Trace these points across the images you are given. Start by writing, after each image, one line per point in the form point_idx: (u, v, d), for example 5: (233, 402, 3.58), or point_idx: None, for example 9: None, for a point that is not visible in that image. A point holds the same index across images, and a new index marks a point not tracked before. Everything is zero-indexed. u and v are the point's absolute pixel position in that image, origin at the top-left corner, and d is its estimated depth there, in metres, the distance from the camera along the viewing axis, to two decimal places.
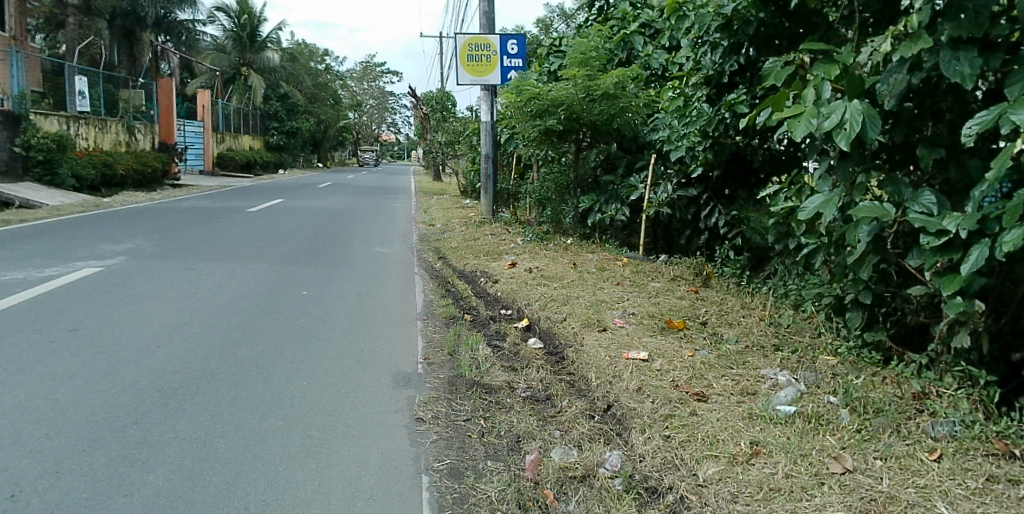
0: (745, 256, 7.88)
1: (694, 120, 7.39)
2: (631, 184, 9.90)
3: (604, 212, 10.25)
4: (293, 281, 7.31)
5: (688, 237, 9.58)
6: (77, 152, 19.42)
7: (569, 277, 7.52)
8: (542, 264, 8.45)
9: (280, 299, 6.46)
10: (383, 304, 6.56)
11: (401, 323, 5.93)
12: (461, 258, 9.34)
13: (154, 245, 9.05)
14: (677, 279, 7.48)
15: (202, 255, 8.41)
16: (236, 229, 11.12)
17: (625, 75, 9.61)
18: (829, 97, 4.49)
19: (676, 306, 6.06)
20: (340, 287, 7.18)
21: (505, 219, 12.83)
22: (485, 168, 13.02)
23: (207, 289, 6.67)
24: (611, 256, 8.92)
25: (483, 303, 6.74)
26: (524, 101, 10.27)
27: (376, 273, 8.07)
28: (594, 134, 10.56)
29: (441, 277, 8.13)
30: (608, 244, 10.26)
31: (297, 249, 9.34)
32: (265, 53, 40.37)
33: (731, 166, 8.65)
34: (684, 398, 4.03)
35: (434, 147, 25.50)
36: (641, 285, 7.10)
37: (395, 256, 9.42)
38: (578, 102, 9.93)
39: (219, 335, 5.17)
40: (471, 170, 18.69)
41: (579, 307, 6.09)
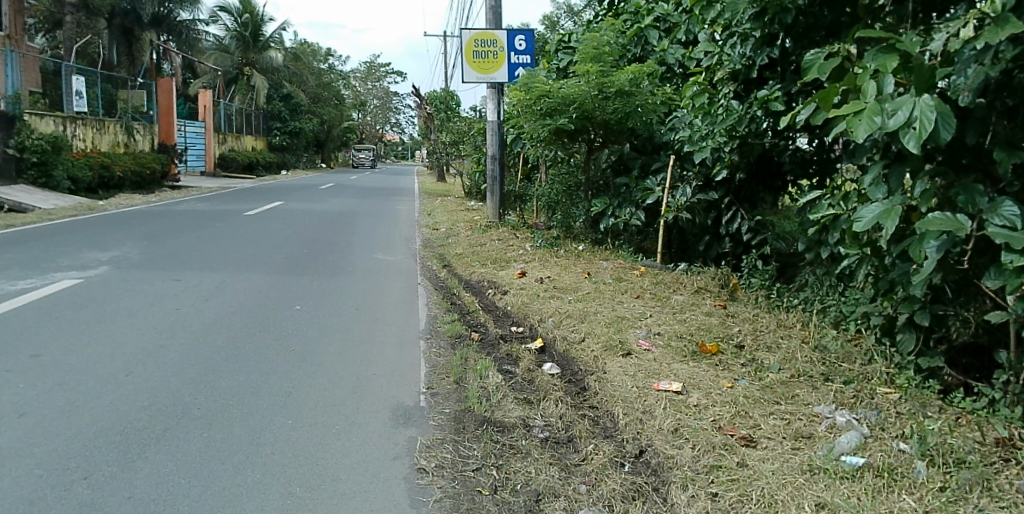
0: (772, 266, 7.28)
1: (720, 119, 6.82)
2: (646, 186, 9.31)
3: (618, 216, 9.66)
4: (286, 294, 6.77)
5: (707, 243, 8.98)
6: (73, 153, 18.91)
7: (585, 289, 6.94)
8: (554, 274, 7.87)
9: (272, 315, 5.93)
10: (382, 321, 6.02)
11: (402, 343, 5.37)
12: (468, 266, 8.78)
13: (141, 253, 8.50)
14: (701, 291, 6.91)
15: (190, 265, 7.88)
16: (231, 234, 10.58)
17: (640, 71, 9.04)
18: (891, 92, 3.90)
19: (706, 325, 5.49)
20: (337, 300, 6.64)
21: (512, 223, 12.25)
22: (491, 169, 12.43)
23: (192, 304, 6.15)
24: (627, 264, 8.36)
25: (492, 319, 6.18)
26: (533, 99, 9.69)
27: (376, 284, 7.53)
28: (607, 134, 9.99)
29: (445, 288, 7.56)
30: (623, 250, 9.68)
31: (292, 257, 8.79)
32: (268, 53, 39.90)
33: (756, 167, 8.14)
34: (729, 444, 3.50)
35: (438, 147, 24.98)
36: (664, 298, 6.53)
37: (397, 264, 8.87)
38: (591, 100, 9.36)
39: (199, 361, 4.63)
40: (476, 171, 18.13)
41: (598, 325, 5.51)
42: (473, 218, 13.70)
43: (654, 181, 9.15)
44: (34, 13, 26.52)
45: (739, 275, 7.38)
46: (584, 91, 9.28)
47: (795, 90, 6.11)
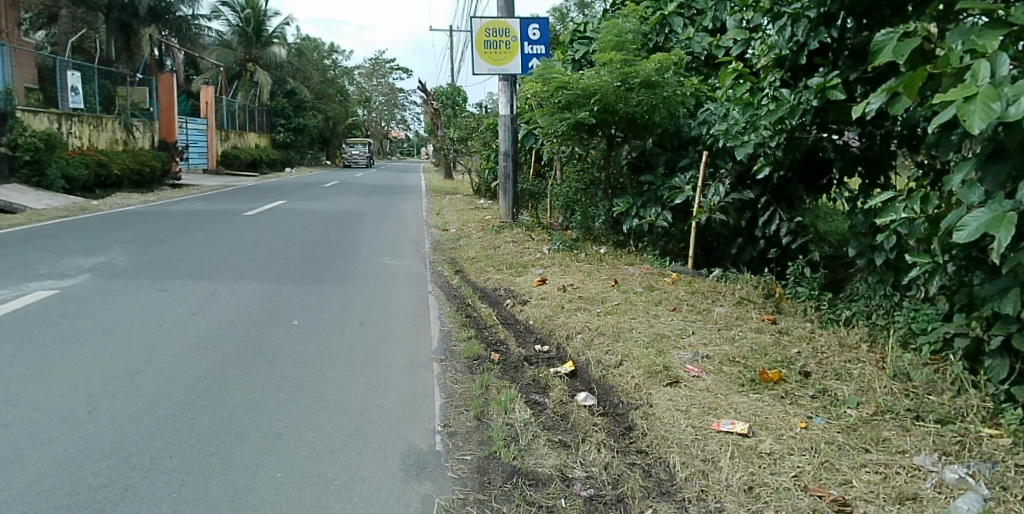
0: (820, 273, 6.60)
1: (764, 111, 6.13)
2: (674, 184, 8.63)
3: (642, 217, 8.98)
4: (284, 306, 6.12)
5: (740, 246, 8.31)
6: (69, 151, 18.30)
7: (614, 300, 6.27)
8: (578, 282, 7.20)
9: (266, 332, 5.28)
10: (390, 338, 5.36)
11: (414, 366, 4.71)
12: (482, 272, 8.10)
13: (128, 259, 7.86)
14: (744, 302, 6.23)
15: (181, 271, 7.24)
16: (227, 237, 9.94)
17: (667, 60, 8.34)
18: (1007, 75, 3.21)
19: (759, 346, 4.82)
20: (340, 313, 5.99)
21: (526, 223, 11.56)
22: (503, 167, 11.75)
23: (178, 319, 5.51)
24: (657, 270, 7.69)
25: (512, 335, 5.50)
26: (550, 90, 9.01)
27: (383, 293, 6.87)
28: (630, 128, 9.30)
29: (459, 297, 6.89)
30: (647, 253, 8.99)
31: (292, 262, 8.14)
32: (272, 49, 39.28)
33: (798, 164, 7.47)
34: (820, 509, 2.83)
35: (444, 143, 24.25)
36: (704, 311, 5.85)
37: (405, 269, 8.21)
38: (614, 91, 8.68)
39: (178, 394, 3.98)
40: (485, 169, 17.41)
41: (635, 346, 4.83)
42: (484, 217, 13.02)
43: (683, 179, 8.47)
44: (31, 7, 25.92)
45: (783, 283, 6.70)
46: (607, 82, 8.59)
47: (853, 77, 5.49)
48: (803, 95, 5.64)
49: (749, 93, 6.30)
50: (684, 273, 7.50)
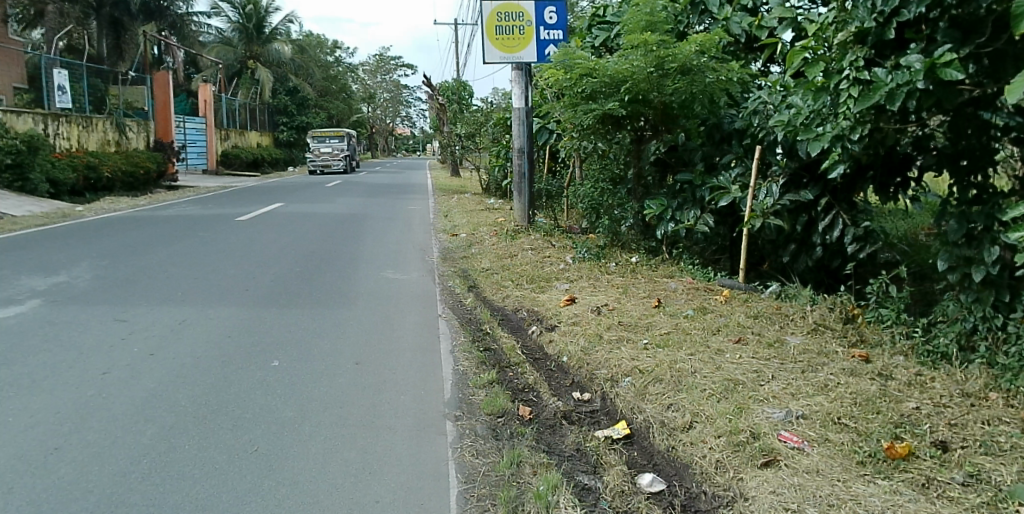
0: (906, 291, 5.52)
1: (845, 96, 5.04)
2: (716, 184, 7.55)
3: (679, 221, 7.92)
4: (265, 339, 5.07)
5: (794, 254, 7.25)
6: (56, 153, 17.31)
7: (662, 327, 5.19)
8: (613, 300, 6.14)
9: (237, 379, 4.24)
10: (392, 382, 4.32)
11: (421, 430, 3.65)
12: (498, 287, 7.02)
13: (93, 278, 6.83)
14: (820, 330, 5.16)
15: (149, 294, 6.21)
16: (212, 247, 8.90)
17: (709, 41, 7.24)
18: None
19: (866, 402, 3.75)
20: (331, 347, 4.93)
21: (544, 226, 10.51)
22: (517, 164, 10.67)
23: (132, 360, 4.48)
24: (702, 285, 6.63)
25: (543, 379, 4.43)
26: (573, 78, 7.93)
27: (384, 318, 5.82)
28: (663, 120, 8.20)
29: (475, 322, 5.83)
30: (685, 262, 7.93)
31: (281, 278, 7.12)
32: (273, 45, 38.15)
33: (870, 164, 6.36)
34: None
35: (450, 138, 22.98)
36: (777, 345, 4.77)
37: (410, 285, 7.16)
38: (648, 78, 7.58)
39: (102, 487, 2.94)
40: (496, 166, 16.40)
41: (705, 399, 3.76)
42: (497, 221, 11.92)
43: (728, 177, 7.39)
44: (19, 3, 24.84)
45: (862, 304, 5.63)
46: (640, 68, 7.48)
47: (965, 52, 4.47)
48: (900, 75, 4.55)
49: (822, 76, 5.23)
50: (735, 289, 6.45)
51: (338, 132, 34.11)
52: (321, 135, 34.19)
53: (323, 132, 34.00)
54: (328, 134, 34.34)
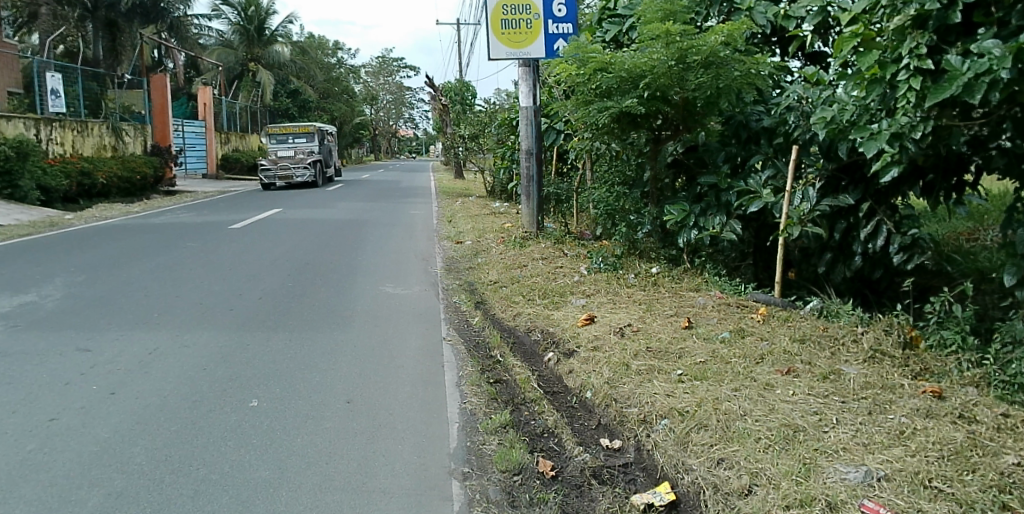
0: (971, 310, 4.89)
1: (905, 89, 4.42)
2: (745, 188, 6.93)
3: (704, 228, 7.29)
4: (246, 371, 4.45)
5: (830, 263, 6.65)
6: (48, 159, 16.76)
7: (696, 355, 4.57)
8: (637, 319, 5.52)
9: (209, 425, 3.62)
10: (389, 427, 3.70)
11: (424, 494, 3.02)
12: (507, 303, 6.38)
13: (64, 296, 6.23)
14: (877, 358, 4.55)
15: (123, 316, 5.59)
16: (199, 258, 8.29)
17: (737, 31, 6.57)
18: None
19: (957, 456, 3.13)
20: (321, 382, 4.31)
21: (554, 232, 9.90)
22: (525, 167, 10.04)
23: (89, 401, 3.86)
24: (733, 301, 6.02)
25: (565, 421, 3.82)
26: (587, 74, 7.28)
27: (383, 342, 5.20)
28: (685, 119, 7.57)
29: (484, 346, 5.21)
30: (710, 273, 7.31)
31: (271, 294, 6.51)
32: (274, 47, 37.64)
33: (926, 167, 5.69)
34: None
35: (452, 139, 22.34)
36: (832, 379, 4.16)
37: (411, 301, 6.53)
38: (669, 72, 6.94)
39: None
40: (502, 168, 15.80)
41: (765, 454, 3.16)
42: (504, 226, 11.28)
43: (758, 181, 6.77)
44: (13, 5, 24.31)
45: (920, 325, 5.01)
46: (661, 61, 6.84)
47: None
48: (975, 64, 3.92)
49: (876, 66, 4.61)
50: (771, 306, 5.83)
51: (303, 126, 23.81)
52: (275, 131, 23.73)
53: (282, 126, 23.60)
54: (289, 128, 23.90)
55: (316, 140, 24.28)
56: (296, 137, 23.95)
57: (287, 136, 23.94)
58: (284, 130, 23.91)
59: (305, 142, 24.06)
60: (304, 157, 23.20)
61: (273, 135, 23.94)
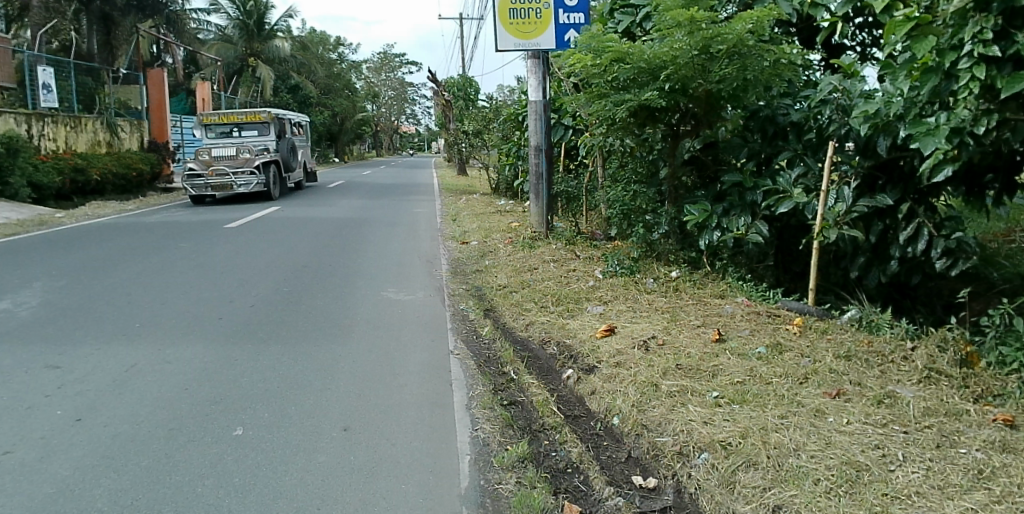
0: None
1: (967, 79, 3.94)
2: (774, 187, 6.45)
3: (727, 229, 6.83)
4: (232, 392, 4.00)
5: (864, 267, 6.17)
6: (41, 155, 16.30)
7: (732, 373, 4.11)
8: (661, 330, 5.06)
9: (185, 461, 3.18)
10: (391, 462, 3.26)
11: None
12: (519, 311, 5.92)
13: (40, 304, 5.78)
14: (934, 378, 4.09)
15: (101, 327, 5.14)
16: (190, 260, 7.84)
17: (765, 18, 6.08)
18: None
19: None
20: (315, 405, 3.86)
21: (565, 232, 9.44)
22: (534, 163, 9.57)
23: (52, 432, 3.41)
24: (763, 309, 5.56)
25: (591, 453, 3.38)
26: (602, 65, 6.80)
27: (384, 356, 4.75)
28: (706, 113, 7.09)
29: (495, 360, 4.76)
30: (734, 277, 6.85)
31: (264, 301, 6.06)
32: (273, 41, 37.16)
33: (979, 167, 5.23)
34: None
35: (454, 134, 21.72)
36: (889, 404, 3.71)
37: (414, 309, 6.07)
38: (692, 62, 6.45)
39: None
40: (507, 164, 15.34)
41: (829, 503, 2.72)
42: (510, 226, 10.83)
43: (789, 179, 6.29)
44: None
45: (976, 340, 4.57)
46: (684, 51, 6.35)
47: None
48: None
49: (933, 54, 4.13)
50: (804, 316, 5.38)
51: (251, 114, 18.73)
52: (213, 120, 18.96)
53: (223, 114, 18.91)
54: (234, 115, 19.00)
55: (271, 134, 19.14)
56: (242, 126, 18.94)
57: (230, 126, 19.06)
58: (224, 119, 19.00)
59: (257, 137, 19.06)
60: (246, 157, 17.48)
61: (211, 123, 18.93)
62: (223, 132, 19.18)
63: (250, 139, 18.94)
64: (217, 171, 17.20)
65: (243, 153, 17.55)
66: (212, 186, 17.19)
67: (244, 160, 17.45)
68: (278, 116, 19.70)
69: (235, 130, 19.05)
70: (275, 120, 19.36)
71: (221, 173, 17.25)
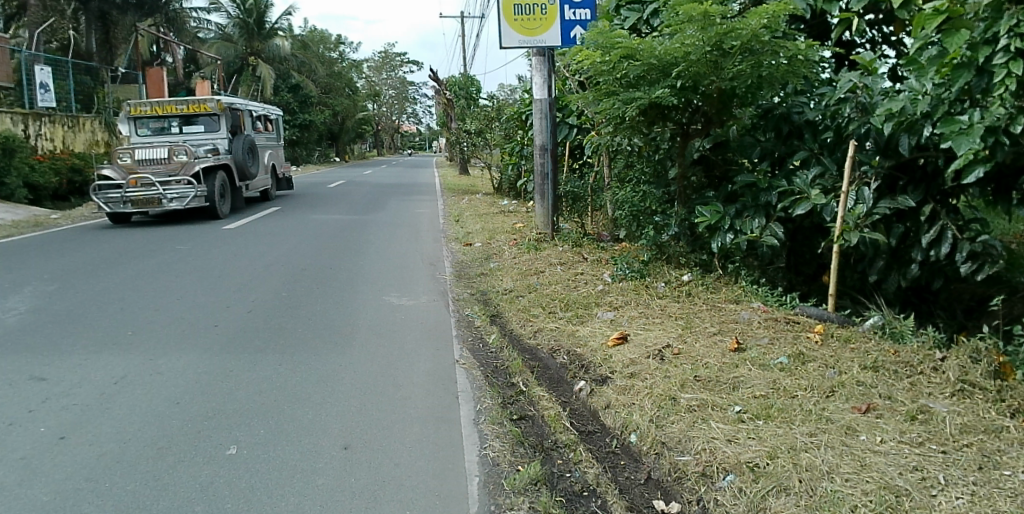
0: None
1: (1003, 75, 3.72)
2: (790, 188, 6.23)
3: (739, 231, 6.61)
4: (226, 407, 3.78)
5: (884, 272, 5.94)
6: (37, 155, 16.07)
7: (754, 386, 3.90)
8: (676, 339, 4.84)
9: (174, 485, 2.96)
10: (396, 484, 3.04)
11: None
12: (526, 317, 5.70)
13: (29, 311, 5.56)
14: (968, 391, 3.88)
15: (92, 335, 4.94)
16: (186, 264, 7.62)
17: (781, 12, 5.84)
18: None
19: None
20: (315, 420, 3.64)
21: (571, 234, 9.21)
22: (539, 164, 9.34)
23: (33, 454, 3.20)
24: (781, 316, 5.35)
25: (607, 474, 3.16)
26: (611, 62, 6.56)
27: (387, 365, 4.54)
28: (718, 111, 6.88)
29: (502, 370, 4.54)
30: (746, 281, 6.63)
31: (261, 307, 5.84)
32: (274, 40, 36.93)
33: (1009, 170, 5.02)
34: None
35: (455, 134, 21.43)
36: (923, 420, 3.49)
37: (417, 315, 5.85)
38: (705, 59, 6.23)
39: None
40: (509, 163, 15.11)
41: None
42: (515, 227, 10.61)
43: (805, 180, 6.08)
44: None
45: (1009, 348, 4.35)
46: (696, 47, 6.13)
47: None
48: None
49: (966, 49, 3.91)
50: (824, 323, 5.17)
51: (199, 103, 13.27)
52: (144, 112, 13.38)
53: (155, 103, 13.29)
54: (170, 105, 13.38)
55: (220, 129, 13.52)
56: (188, 121, 13.53)
57: (167, 119, 13.43)
58: (159, 111, 13.44)
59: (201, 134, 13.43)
60: (181, 162, 11.90)
61: (140, 118, 13.55)
62: (161, 133, 13.58)
63: (191, 136, 13.31)
64: (141, 180, 11.67)
65: (181, 154, 12.07)
66: (133, 202, 11.66)
67: (182, 164, 11.96)
68: (229, 104, 13.82)
69: (178, 126, 13.61)
70: (235, 110, 14.09)
71: (148, 183, 11.68)
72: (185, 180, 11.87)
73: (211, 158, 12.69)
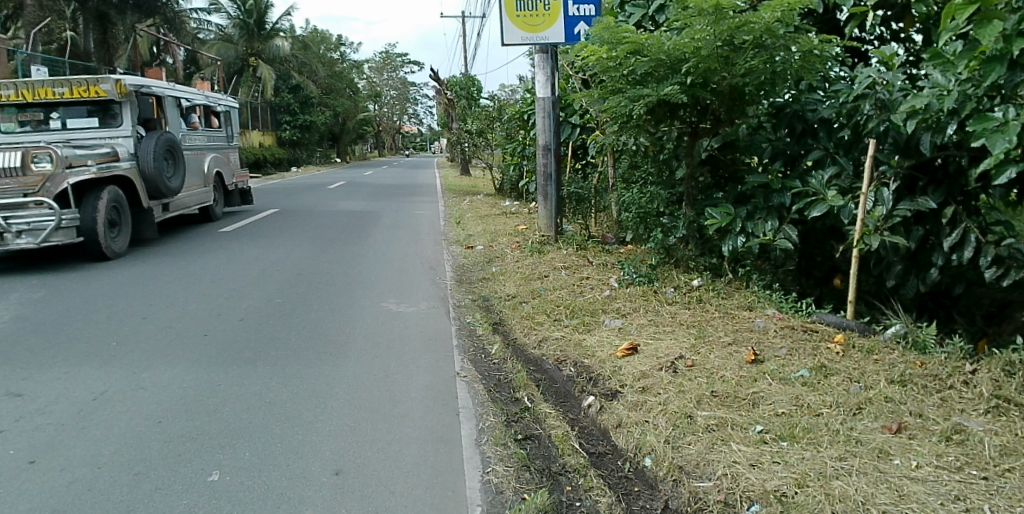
0: None
1: None
2: (805, 189, 5.98)
3: (751, 234, 6.35)
4: (211, 426, 3.54)
5: (902, 275, 5.66)
6: None
7: (774, 403, 3.65)
8: (688, 349, 4.59)
9: None
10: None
11: None
12: (530, 325, 5.45)
13: (12, 320, 5.32)
14: (1004, 407, 3.62)
15: (73, 346, 4.69)
16: (178, 269, 7.38)
17: (796, 5, 5.58)
18: None
19: None
20: (305, 442, 3.40)
21: (575, 237, 8.95)
22: (543, 164, 9.08)
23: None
24: (798, 324, 5.10)
25: (621, 503, 2.92)
26: (619, 58, 6.31)
27: (384, 378, 4.28)
28: (728, 109, 6.62)
29: (506, 384, 4.29)
30: (758, 286, 6.37)
31: (254, 315, 5.60)
32: (274, 41, 36.72)
33: None
34: None
35: (456, 135, 21.15)
36: (960, 441, 3.24)
37: (416, 323, 5.60)
38: (717, 54, 5.98)
39: None
40: (511, 164, 14.86)
41: None
42: (518, 229, 10.36)
43: (821, 180, 5.82)
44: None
45: None
46: (707, 41, 5.88)
47: None
48: None
49: (1000, 41, 3.66)
50: (844, 332, 4.92)
51: (90, 82, 8.66)
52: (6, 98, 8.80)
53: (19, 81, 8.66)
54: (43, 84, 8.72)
55: (128, 122, 8.92)
56: (76, 108, 8.94)
57: (48, 111, 8.94)
58: (28, 95, 8.78)
59: (96, 131, 8.88)
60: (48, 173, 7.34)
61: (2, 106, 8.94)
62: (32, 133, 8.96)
63: (85, 135, 8.85)
64: None
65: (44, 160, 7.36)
66: None
67: (46, 179, 7.33)
68: (142, 87, 9.22)
69: (60, 117, 9.02)
70: (147, 94, 9.36)
71: None
72: (46, 202, 7.31)
73: (96, 167, 7.93)
